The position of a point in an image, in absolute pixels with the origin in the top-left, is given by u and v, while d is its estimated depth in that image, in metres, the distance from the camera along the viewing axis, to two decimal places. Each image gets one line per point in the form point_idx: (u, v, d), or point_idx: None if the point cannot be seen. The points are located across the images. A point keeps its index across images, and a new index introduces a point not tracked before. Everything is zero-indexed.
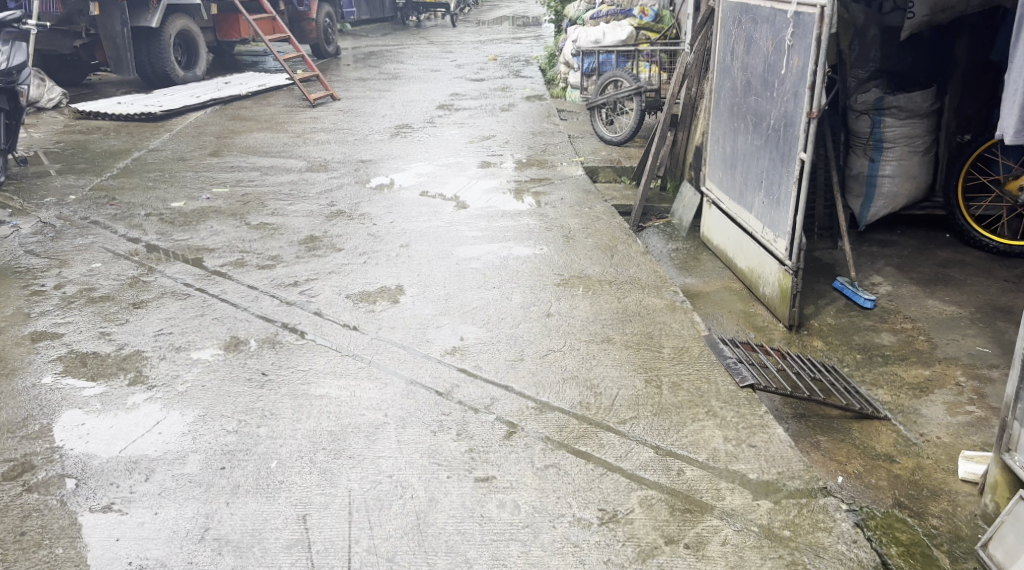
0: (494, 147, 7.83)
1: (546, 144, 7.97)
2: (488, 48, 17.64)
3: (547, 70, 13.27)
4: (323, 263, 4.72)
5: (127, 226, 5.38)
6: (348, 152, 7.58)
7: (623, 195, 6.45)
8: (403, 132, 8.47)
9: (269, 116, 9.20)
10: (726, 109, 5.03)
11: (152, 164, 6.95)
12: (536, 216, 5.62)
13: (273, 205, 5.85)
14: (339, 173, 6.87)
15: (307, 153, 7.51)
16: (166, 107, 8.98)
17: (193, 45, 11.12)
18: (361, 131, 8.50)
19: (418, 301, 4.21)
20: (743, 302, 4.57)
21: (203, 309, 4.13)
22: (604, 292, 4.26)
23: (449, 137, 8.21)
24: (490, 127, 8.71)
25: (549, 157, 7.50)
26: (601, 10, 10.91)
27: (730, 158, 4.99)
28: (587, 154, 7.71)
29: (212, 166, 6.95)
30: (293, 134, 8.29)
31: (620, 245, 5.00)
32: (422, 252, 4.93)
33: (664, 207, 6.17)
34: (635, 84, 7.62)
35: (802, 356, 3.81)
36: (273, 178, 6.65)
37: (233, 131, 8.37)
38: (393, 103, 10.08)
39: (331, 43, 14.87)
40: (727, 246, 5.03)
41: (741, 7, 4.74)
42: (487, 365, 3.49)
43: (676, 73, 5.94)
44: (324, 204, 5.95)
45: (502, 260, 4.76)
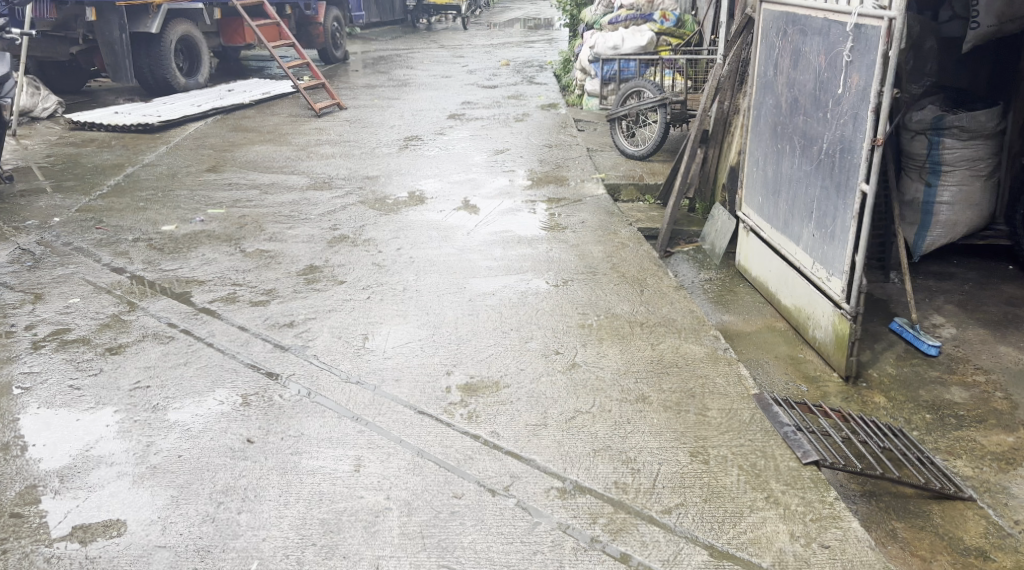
0: (508, 162, 7.39)
1: (563, 158, 7.52)
2: (499, 52, 17.20)
3: (562, 76, 12.82)
4: (322, 299, 4.29)
5: (112, 254, 4.96)
6: (353, 167, 7.16)
7: (648, 216, 6.00)
8: (413, 144, 8.03)
9: (273, 127, 8.79)
10: (768, 129, 4.57)
11: (145, 182, 6.54)
12: (557, 243, 5.17)
13: (271, 229, 5.43)
14: (344, 191, 6.44)
15: (310, 168, 7.09)
16: (165, 118, 8.58)
17: (196, 52, 10.72)
18: (368, 143, 8.07)
19: (426, 346, 3.76)
20: (789, 346, 4.12)
21: (187, 356, 3.69)
22: (635, 338, 3.79)
23: (461, 151, 7.77)
24: (503, 139, 8.27)
25: (567, 172, 7.05)
26: (619, 15, 10.44)
27: (772, 183, 4.54)
28: (607, 169, 7.25)
29: (209, 184, 6.53)
30: (297, 147, 7.87)
31: (650, 279, 4.53)
32: (430, 286, 4.48)
33: (692, 230, 5.72)
34: (660, 95, 7.15)
35: (866, 417, 3.34)
36: (273, 197, 6.23)
37: (234, 144, 7.95)
38: (403, 113, 9.66)
39: (339, 48, 14.47)
40: (768, 280, 4.57)
41: (788, 16, 4.30)
42: (506, 432, 3.03)
43: (709, 87, 5.50)
44: (327, 227, 5.51)
45: (520, 296, 4.31)
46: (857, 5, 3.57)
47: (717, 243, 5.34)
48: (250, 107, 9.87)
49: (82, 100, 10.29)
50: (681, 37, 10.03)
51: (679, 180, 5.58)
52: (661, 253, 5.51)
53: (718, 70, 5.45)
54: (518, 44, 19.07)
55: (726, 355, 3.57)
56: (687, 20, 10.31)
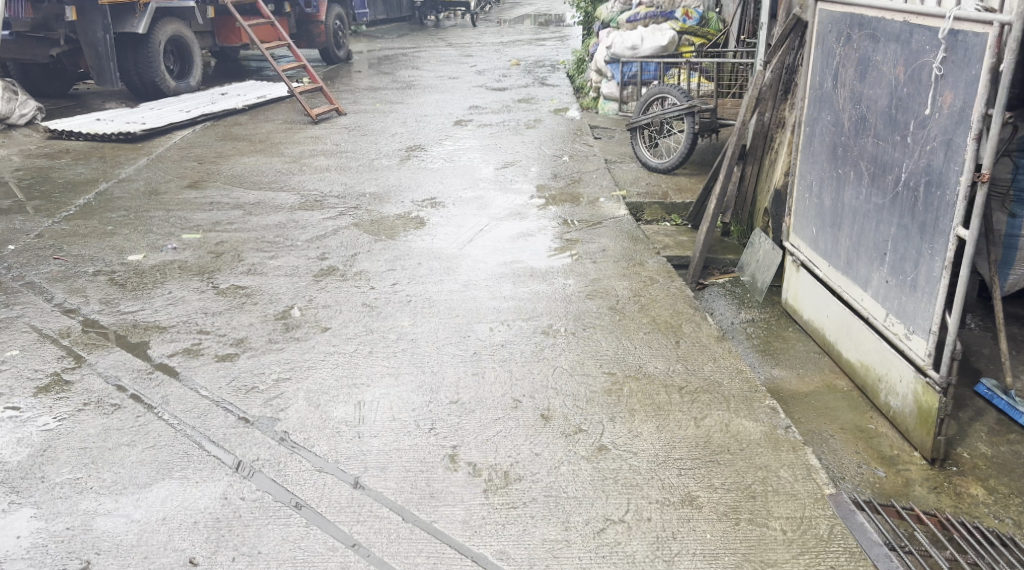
0: (519, 176, 6.74)
1: (579, 173, 6.87)
2: (509, 51, 16.54)
3: (575, 77, 12.16)
4: (300, 350, 3.65)
5: (66, 291, 4.33)
6: (349, 182, 6.52)
7: (677, 241, 5.34)
8: (415, 155, 7.39)
9: (265, 135, 8.17)
10: (827, 149, 3.92)
11: (118, 201, 5.91)
12: (575, 278, 4.52)
13: (251, 259, 4.80)
14: (337, 211, 5.81)
15: (302, 184, 6.45)
16: (149, 125, 7.96)
17: (187, 53, 10.11)
18: (366, 155, 7.44)
19: (420, 419, 3.12)
20: (855, 412, 3.48)
21: (131, 431, 3.06)
22: (673, 408, 3.13)
23: (467, 163, 7.12)
24: (513, 150, 7.62)
25: (584, 188, 6.39)
26: (638, 12, 9.81)
27: (830, 213, 3.89)
28: (626, 184, 6.59)
29: (188, 203, 5.91)
30: (289, 159, 7.24)
31: (685, 325, 3.86)
32: (427, 334, 3.84)
33: (727, 259, 5.07)
34: (689, 102, 6.48)
35: (968, 522, 2.72)
36: (256, 218, 5.60)
37: (222, 156, 7.32)
38: (406, 119, 9.02)
39: (342, 48, 13.83)
40: (824, 327, 3.93)
41: (854, 18, 3.65)
42: (517, 553, 2.40)
43: (749, 97, 4.86)
44: (314, 256, 4.88)
45: (532, 348, 3.66)
46: (954, 6, 2.90)
47: (758, 277, 4.69)
48: (243, 113, 9.24)
49: (66, 104, 9.68)
50: (705, 36, 9.44)
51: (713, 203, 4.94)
52: (691, 286, 4.88)
53: (760, 78, 4.81)
54: (529, 42, 18.42)
55: (788, 437, 2.93)
56: (711, 18, 9.66)
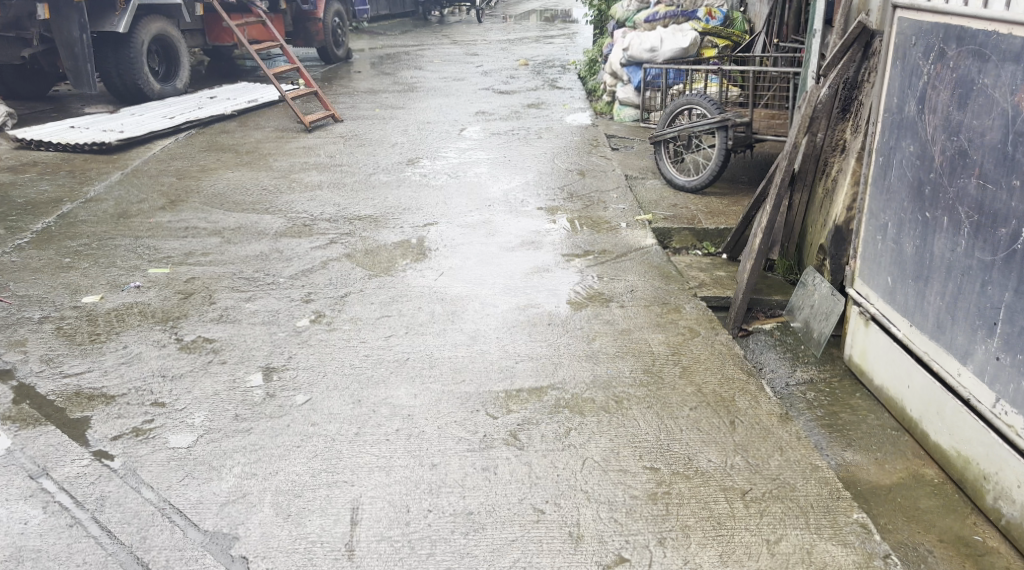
0: (530, 197, 6.09)
1: (597, 192, 6.21)
2: (516, 50, 15.90)
3: (587, 79, 11.54)
4: (273, 430, 3.01)
5: (3, 344, 3.69)
6: (343, 202, 5.88)
7: (713, 277, 4.70)
8: (416, 171, 6.75)
9: (253, 145, 7.52)
10: (907, 187, 3.28)
11: (82, 225, 5.27)
12: (601, 328, 3.88)
13: (224, 302, 4.16)
14: (328, 238, 5.17)
15: (290, 204, 5.80)
16: (126, 134, 7.32)
17: (174, 53, 9.46)
18: (363, 169, 6.79)
19: (417, 535, 2.47)
20: (952, 516, 2.85)
21: (48, 556, 2.42)
22: (736, 525, 2.49)
23: (474, 180, 6.48)
24: (524, 164, 6.97)
25: (604, 211, 5.75)
26: (658, 11, 9.25)
27: (913, 264, 3.24)
28: (651, 205, 5.94)
29: (161, 228, 5.26)
30: (277, 173, 6.59)
31: (737, 397, 3.19)
32: (427, 405, 3.19)
33: (773, 300, 4.44)
34: (721, 115, 5.84)
35: None
36: (235, 247, 4.95)
37: (204, 169, 6.68)
38: (407, 127, 8.38)
39: (340, 46, 13.17)
40: (903, 399, 3.29)
41: (950, 30, 2.98)
42: None
43: (801, 116, 4.21)
44: (298, 297, 4.23)
45: (554, 427, 3.00)
46: None
47: (812, 325, 4.06)
48: (231, 120, 8.59)
49: (42, 108, 9.02)
50: (730, 37, 8.82)
51: (759, 238, 4.30)
52: (734, 333, 4.25)
53: (814, 95, 4.16)
54: (536, 39, 17.77)
55: None
56: (736, 18, 9.14)
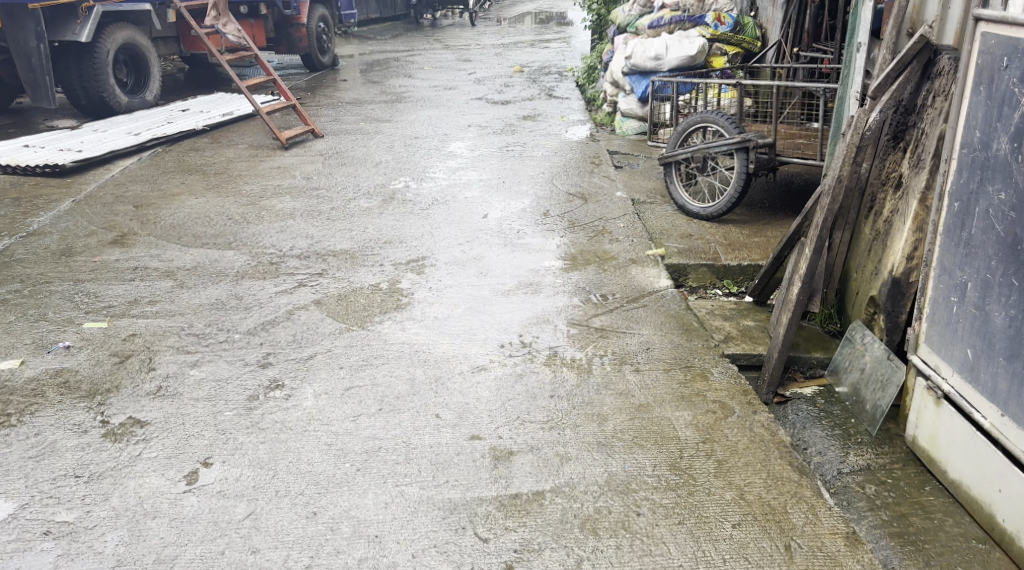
0: (527, 227, 5.45)
1: (601, 221, 5.57)
2: (510, 55, 15.28)
3: (586, 87, 10.94)
4: (204, 562, 2.38)
5: None
6: (317, 234, 5.23)
7: (741, 326, 4.07)
8: (400, 197, 6.11)
9: (224, 165, 6.87)
10: (996, 243, 2.66)
11: (16, 266, 4.60)
12: (613, 400, 3.24)
13: (166, 368, 3.51)
14: (297, 279, 4.53)
15: (258, 237, 5.15)
16: (84, 154, 6.66)
17: (144, 62, 8.79)
18: (342, 194, 6.14)
19: None
20: None
21: None
22: None
23: (465, 209, 5.85)
24: (520, 188, 6.34)
25: (610, 244, 5.12)
26: (662, 17, 8.65)
27: (1005, 339, 2.63)
28: (662, 235, 5.30)
29: (105, 269, 4.60)
30: (246, 198, 5.94)
31: (790, 508, 2.57)
32: (400, 521, 2.54)
33: (813, 358, 3.83)
34: (741, 135, 5.23)
35: None
36: (188, 293, 4.30)
37: (167, 195, 6.03)
38: (393, 143, 7.74)
39: (326, 53, 12.52)
40: (991, 505, 2.69)
41: None
42: None
43: (846, 146, 3.61)
44: (254, 359, 3.59)
45: (562, 556, 2.38)
46: None
47: (863, 392, 3.45)
48: (203, 136, 7.94)
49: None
50: (739, 44, 8.49)
51: (798, 287, 3.69)
52: (769, 401, 3.64)
53: (862, 121, 3.57)
54: (531, 44, 17.17)
55: None
56: (746, 24, 8.59)
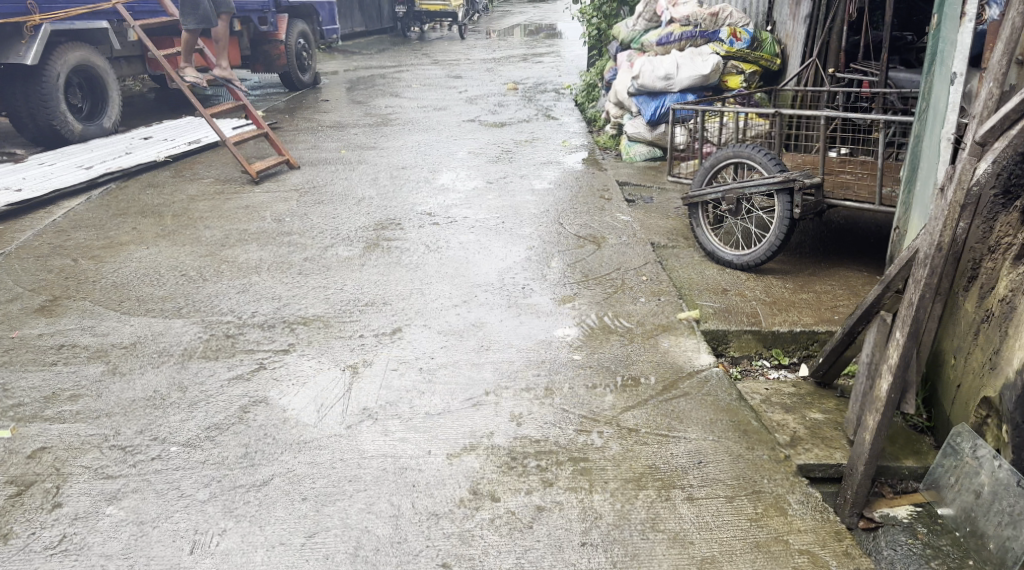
0: (533, 282, 4.65)
1: (619, 271, 4.79)
2: (503, 70, 14.51)
3: (586, 107, 10.22)
4: None
5: None
6: (284, 294, 4.44)
7: (808, 420, 3.28)
8: (383, 243, 5.33)
9: (184, 204, 6.06)
10: None
11: None
12: (663, 552, 2.47)
13: (76, 504, 2.71)
14: (256, 360, 3.71)
15: (214, 300, 4.34)
16: (22, 195, 5.85)
17: (100, 87, 7.96)
18: (317, 239, 5.35)
19: None
20: None
21: None
22: None
23: (460, 258, 5.07)
24: (522, 231, 5.55)
25: (632, 304, 4.34)
26: (672, 32, 8.09)
27: None
28: (691, 291, 4.53)
29: (23, 350, 3.79)
30: (205, 247, 5.14)
31: None
32: None
33: (905, 467, 3.03)
34: (783, 174, 4.50)
35: None
36: (119, 386, 3.49)
37: (114, 245, 5.21)
38: (378, 176, 6.94)
39: (306, 71, 11.73)
40: None
41: None
42: None
43: (948, 202, 2.84)
44: (190, 487, 2.78)
45: None
46: None
47: (981, 523, 2.65)
48: (164, 168, 7.14)
49: None
50: (756, 62, 7.78)
51: (888, 383, 2.92)
52: (852, 525, 2.86)
53: (967, 173, 2.79)
54: (524, 58, 16.47)
55: None
56: (764, 39, 7.81)
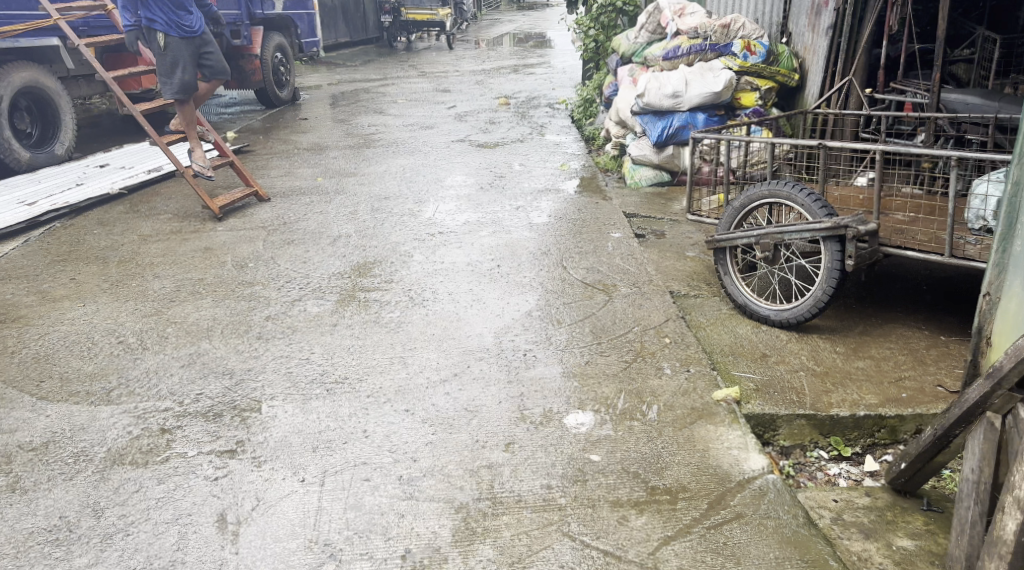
0: (535, 347, 3.92)
1: (637, 331, 4.08)
2: (494, 83, 13.78)
3: (584, 123, 9.55)
4: None
5: None
6: (239, 366, 3.71)
7: (897, 555, 2.59)
8: (360, 293, 4.61)
9: (133, 246, 5.34)
10: None
11: None
12: None
13: None
14: (195, 466, 2.99)
15: (151, 379, 3.60)
16: None
17: (52, 110, 7.20)
18: (284, 289, 4.63)
19: None
20: None
21: None
22: None
23: (449, 313, 4.35)
24: (521, 278, 4.82)
25: (657, 374, 3.62)
26: (679, 45, 7.42)
27: None
28: (726, 357, 3.82)
29: None
30: (151, 303, 4.41)
31: None
32: None
33: None
34: (831, 219, 3.83)
35: None
36: (15, 514, 2.75)
37: (45, 301, 4.46)
38: (357, 209, 6.21)
39: (283, 87, 11.01)
40: None
41: None
42: None
43: None
44: None
45: None
46: None
47: None
48: (119, 201, 6.38)
49: None
50: (772, 78, 7.08)
51: (1014, 522, 2.22)
52: None
53: None
54: (516, 69, 15.81)
55: None
56: (781, 54, 7.16)
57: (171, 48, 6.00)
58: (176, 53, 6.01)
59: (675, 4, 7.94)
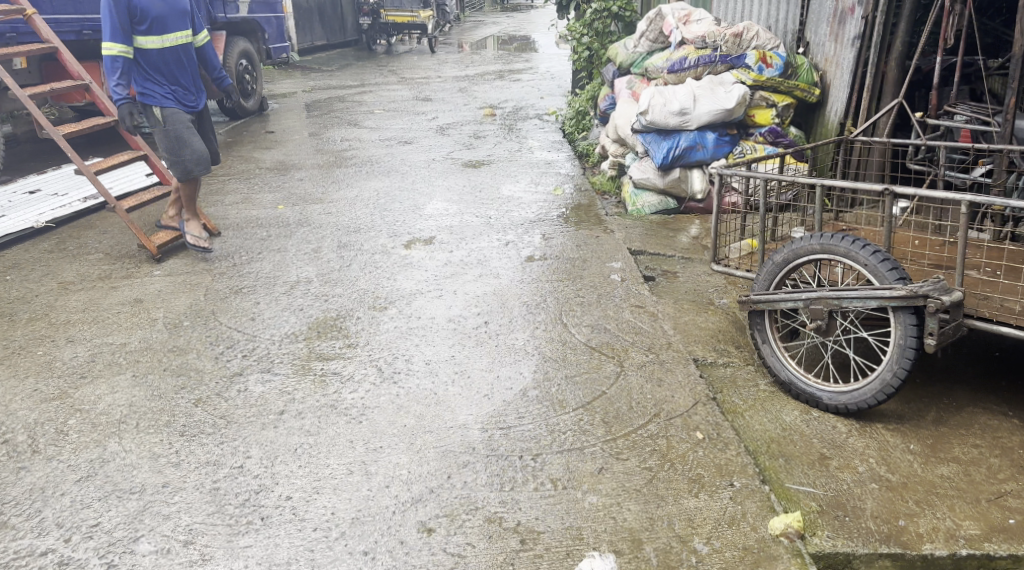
0: (532, 446, 3.11)
1: (659, 420, 3.27)
2: (478, 90, 12.97)
3: (577, 137, 8.75)
4: None
5: None
6: (148, 479, 2.88)
7: None
8: (315, 363, 3.77)
9: (50, 296, 4.49)
10: None
11: None
12: None
13: None
14: None
15: (34, 503, 2.76)
16: None
17: None
18: (221, 357, 3.79)
19: None
20: None
21: None
22: None
23: (422, 391, 3.53)
24: (512, 341, 4.01)
25: (691, 490, 2.82)
26: (687, 56, 6.64)
27: None
28: (775, 459, 3.02)
29: None
30: (53, 380, 3.55)
31: None
32: None
33: None
34: (907, 284, 3.04)
35: None
36: None
37: None
38: (320, 245, 5.38)
39: (249, 96, 10.14)
40: None
41: None
42: None
43: None
44: None
45: None
46: None
47: None
48: (44, 237, 5.52)
49: None
50: (790, 91, 6.26)
51: None
52: None
53: None
54: (501, 74, 14.99)
55: None
56: (801, 65, 6.29)
57: (171, 122, 5.01)
58: (177, 125, 5.01)
59: (681, 11, 7.17)
